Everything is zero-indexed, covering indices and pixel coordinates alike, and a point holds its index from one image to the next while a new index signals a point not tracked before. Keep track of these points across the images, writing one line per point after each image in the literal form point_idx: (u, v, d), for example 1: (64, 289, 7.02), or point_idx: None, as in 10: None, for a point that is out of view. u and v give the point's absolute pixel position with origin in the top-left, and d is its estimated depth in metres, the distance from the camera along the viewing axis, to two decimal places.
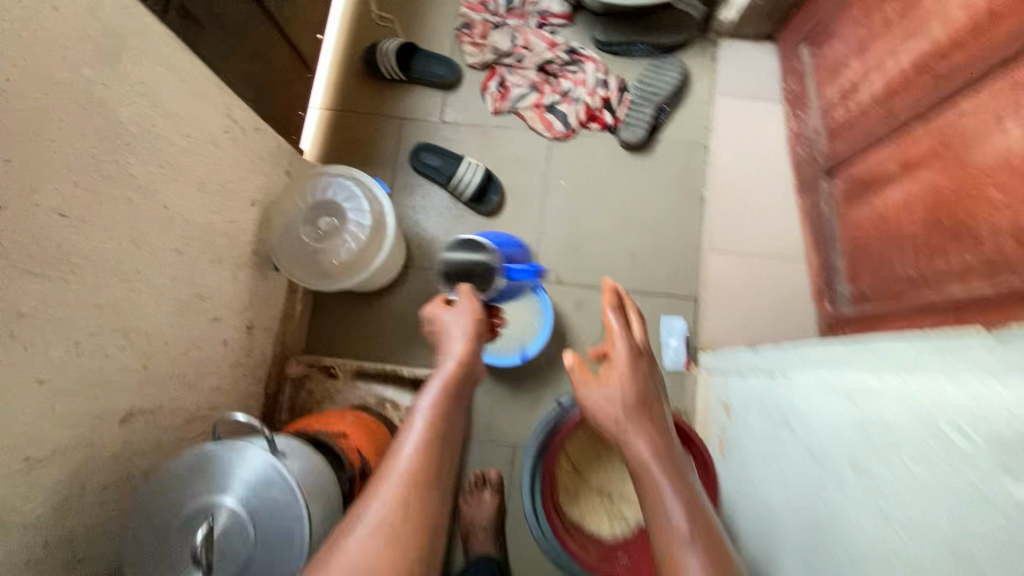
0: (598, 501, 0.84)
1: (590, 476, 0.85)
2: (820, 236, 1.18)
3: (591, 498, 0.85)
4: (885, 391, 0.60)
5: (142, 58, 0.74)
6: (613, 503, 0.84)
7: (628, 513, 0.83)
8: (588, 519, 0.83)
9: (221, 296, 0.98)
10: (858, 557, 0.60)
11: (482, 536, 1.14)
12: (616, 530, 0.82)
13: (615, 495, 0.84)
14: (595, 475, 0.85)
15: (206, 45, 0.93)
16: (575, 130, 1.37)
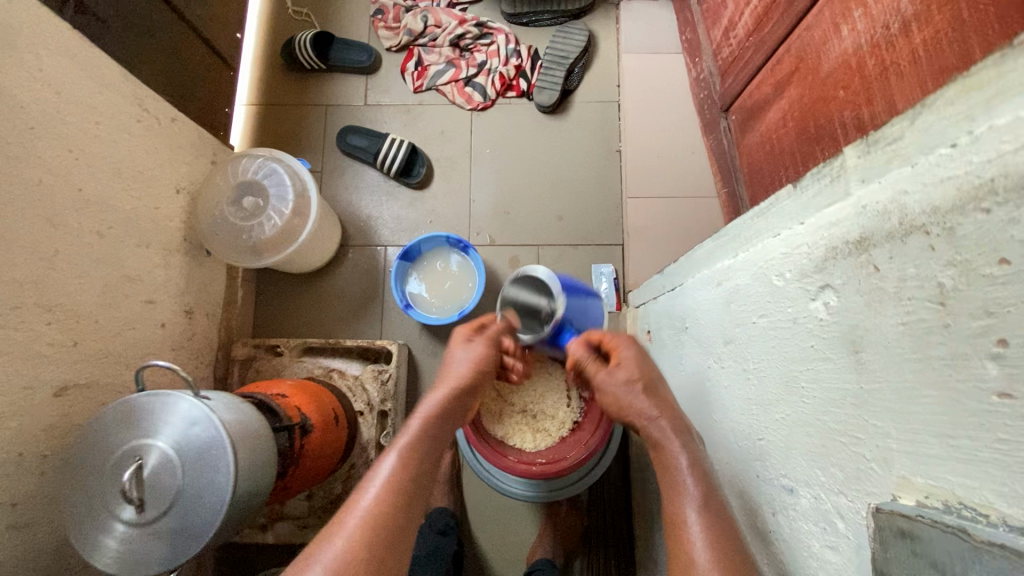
0: (521, 419, 0.91)
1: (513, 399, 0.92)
2: (725, 170, 1.26)
3: (515, 418, 0.91)
4: (736, 266, 0.66)
5: (42, 48, 0.79)
6: (535, 421, 0.91)
7: (548, 428, 0.90)
8: (510, 437, 0.89)
9: (153, 280, 1.02)
10: (736, 417, 0.66)
11: (438, 489, 1.18)
12: (537, 443, 0.89)
13: (537, 413, 0.91)
14: (518, 397, 0.92)
15: (113, 40, 0.97)
16: (494, 99, 1.43)
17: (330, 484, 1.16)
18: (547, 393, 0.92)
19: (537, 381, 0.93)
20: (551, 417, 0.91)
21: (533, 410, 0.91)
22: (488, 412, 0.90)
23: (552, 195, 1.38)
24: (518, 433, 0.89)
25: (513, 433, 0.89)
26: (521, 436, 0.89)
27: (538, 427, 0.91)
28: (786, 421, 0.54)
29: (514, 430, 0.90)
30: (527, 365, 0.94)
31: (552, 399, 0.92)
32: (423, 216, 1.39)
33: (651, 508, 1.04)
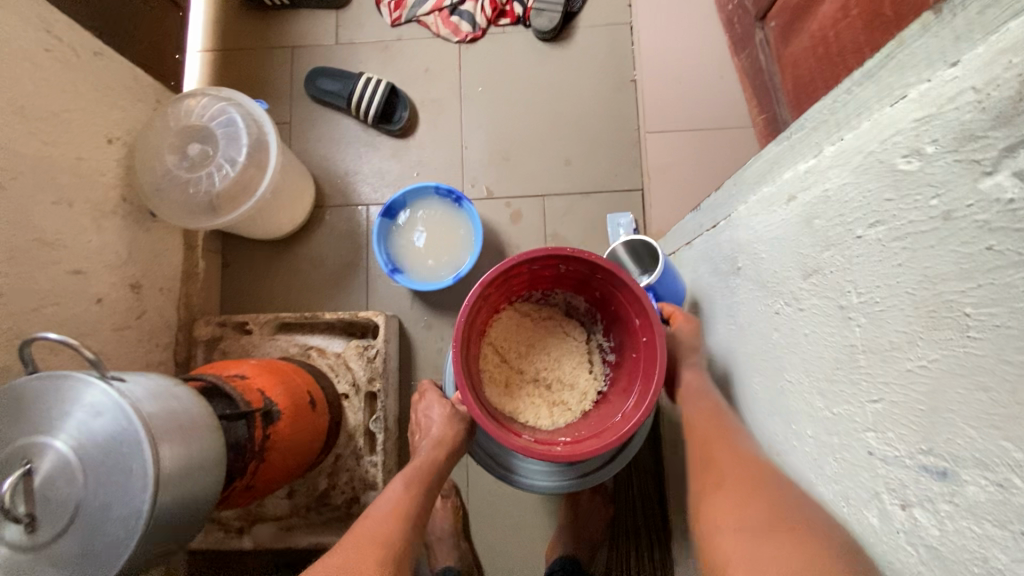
0: (533, 390, 0.73)
1: (524, 366, 0.75)
2: (762, 91, 1.05)
3: (525, 389, 0.73)
4: (825, 163, 0.47)
5: None
6: (551, 393, 0.73)
7: (570, 401, 0.72)
8: (521, 412, 0.70)
9: (81, 246, 0.84)
10: (826, 372, 0.48)
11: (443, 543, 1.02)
12: (558, 420, 0.70)
13: (552, 383, 0.74)
14: (530, 364, 0.75)
15: None
16: (485, 29, 1.22)
17: (313, 478, 0.99)
18: (564, 358, 0.75)
19: (550, 345, 0.76)
20: (571, 388, 0.73)
21: (547, 378, 0.74)
22: (492, 382, 0.71)
23: (557, 136, 1.19)
24: (531, 407, 0.71)
25: (528, 408, 0.70)
26: (535, 410, 0.70)
27: (555, 400, 0.72)
28: (931, 371, 0.36)
29: (528, 404, 0.71)
30: (537, 325, 0.76)
31: (569, 365, 0.75)
32: (408, 168, 1.20)
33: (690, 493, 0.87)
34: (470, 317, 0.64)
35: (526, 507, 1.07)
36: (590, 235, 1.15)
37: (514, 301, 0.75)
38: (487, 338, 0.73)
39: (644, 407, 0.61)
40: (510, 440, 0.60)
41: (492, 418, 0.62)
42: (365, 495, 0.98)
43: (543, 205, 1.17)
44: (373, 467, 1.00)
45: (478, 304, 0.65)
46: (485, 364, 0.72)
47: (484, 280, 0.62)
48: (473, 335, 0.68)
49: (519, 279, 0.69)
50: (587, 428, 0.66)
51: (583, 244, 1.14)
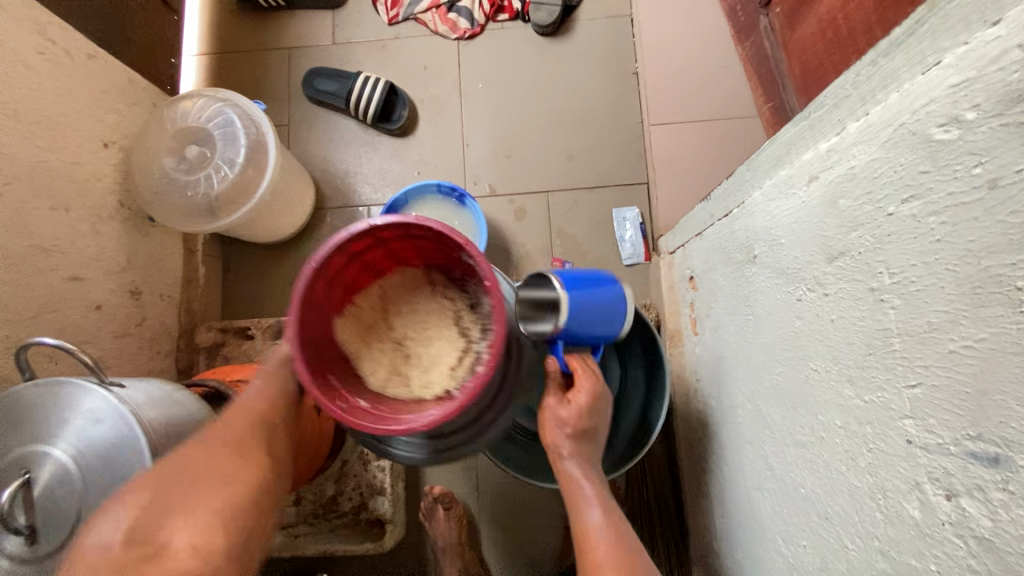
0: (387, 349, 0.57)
1: (395, 323, 0.59)
2: (769, 79, 1.04)
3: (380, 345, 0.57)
4: (851, 140, 0.45)
5: None
6: (406, 363, 0.57)
7: (416, 383, 0.55)
8: (358, 364, 0.56)
9: (78, 252, 0.82)
10: (857, 359, 0.46)
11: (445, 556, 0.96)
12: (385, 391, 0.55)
13: (412, 356, 0.57)
14: (401, 325, 0.58)
15: None
16: (484, 25, 1.21)
17: (320, 485, 0.97)
18: (439, 341, 0.57)
19: (434, 323, 0.59)
20: (421, 375, 0.56)
21: (410, 348, 0.57)
22: (354, 321, 0.57)
23: (559, 130, 1.17)
24: (370, 365, 0.55)
25: (363, 362, 0.55)
26: (371, 367, 0.55)
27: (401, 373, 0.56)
28: (977, 351, 0.34)
29: (370, 364, 0.56)
30: (438, 296, 0.60)
31: (439, 348, 0.57)
32: (409, 167, 1.18)
33: (708, 490, 0.84)
34: (351, 246, 0.53)
35: (539, 510, 1.05)
36: (597, 230, 1.13)
37: (431, 265, 0.61)
38: (382, 280, 0.60)
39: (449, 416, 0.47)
40: (299, 359, 0.49)
41: (306, 333, 0.51)
42: (374, 500, 0.96)
43: (547, 201, 1.15)
44: (381, 472, 0.97)
45: (372, 240, 0.54)
46: (361, 302, 0.59)
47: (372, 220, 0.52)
48: (354, 264, 0.56)
49: (430, 244, 0.57)
50: (401, 406, 0.53)
51: (589, 240, 1.12)
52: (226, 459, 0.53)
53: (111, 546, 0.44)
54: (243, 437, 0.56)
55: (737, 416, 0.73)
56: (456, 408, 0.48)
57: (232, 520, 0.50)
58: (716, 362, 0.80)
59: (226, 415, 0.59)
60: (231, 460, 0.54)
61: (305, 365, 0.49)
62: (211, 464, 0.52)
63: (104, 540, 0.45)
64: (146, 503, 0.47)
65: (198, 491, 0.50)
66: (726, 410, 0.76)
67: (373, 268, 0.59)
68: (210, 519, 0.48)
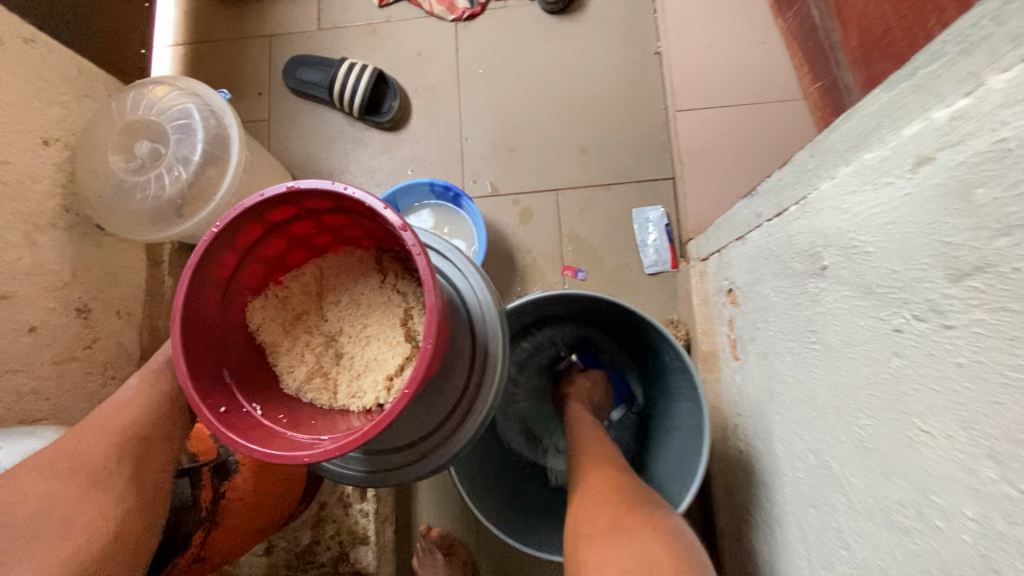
0: (315, 345, 0.50)
1: (329, 315, 0.52)
2: (818, 54, 0.88)
3: (307, 339, 0.50)
4: (996, 99, 0.30)
5: None
6: (332, 365, 0.50)
7: (339, 389, 0.49)
8: (275, 357, 0.50)
9: (7, 265, 0.71)
10: (1009, 430, 0.31)
11: None
12: (304, 393, 0.49)
13: (344, 357, 0.50)
14: (336, 317, 0.51)
15: None
16: (484, 4, 1.07)
17: (294, 530, 0.84)
18: (375, 341, 0.50)
19: (372, 317, 0.51)
20: (346, 381, 0.49)
21: (343, 347, 0.50)
22: (280, 305, 0.51)
23: (570, 120, 1.03)
24: (291, 361, 0.49)
25: (282, 357, 0.50)
26: (292, 364, 0.50)
27: (327, 376, 0.50)
28: None
29: (290, 358, 0.50)
30: (385, 289, 0.52)
31: (370, 348, 0.50)
32: (401, 165, 1.05)
33: (754, 552, 0.69)
34: (270, 213, 0.45)
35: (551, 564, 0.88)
36: (614, 234, 0.98)
37: (382, 251, 0.53)
38: (319, 258, 0.54)
39: (353, 444, 0.40)
40: (183, 357, 0.42)
41: (199, 319, 0.44)
42: (356, 550, 0.82)
43: (556, 202, 1.00)
44: (364, 516, 0.84)
45: (296, 209, 0.46)
46: (291, 282, 0.52)
47: (292, 184, 0.43)
48: (282, 237, 0.49)
49: (370, 222, 0.49)
50: (313, 422, 0.47)
51: (605, 245, 0.98)
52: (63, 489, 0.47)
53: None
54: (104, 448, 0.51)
55: (796, 468, 0.57)
56: (351, 440, 0.40)
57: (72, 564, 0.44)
58: (766, 396, 0.64)
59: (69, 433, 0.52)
60: (74, 490, 0.48)
61: (189, 364, 0.42)
62: (42, 497, 0.46)
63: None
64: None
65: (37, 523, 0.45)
66: (778, 458, 0.61)
67: (309, 243, 0.52)
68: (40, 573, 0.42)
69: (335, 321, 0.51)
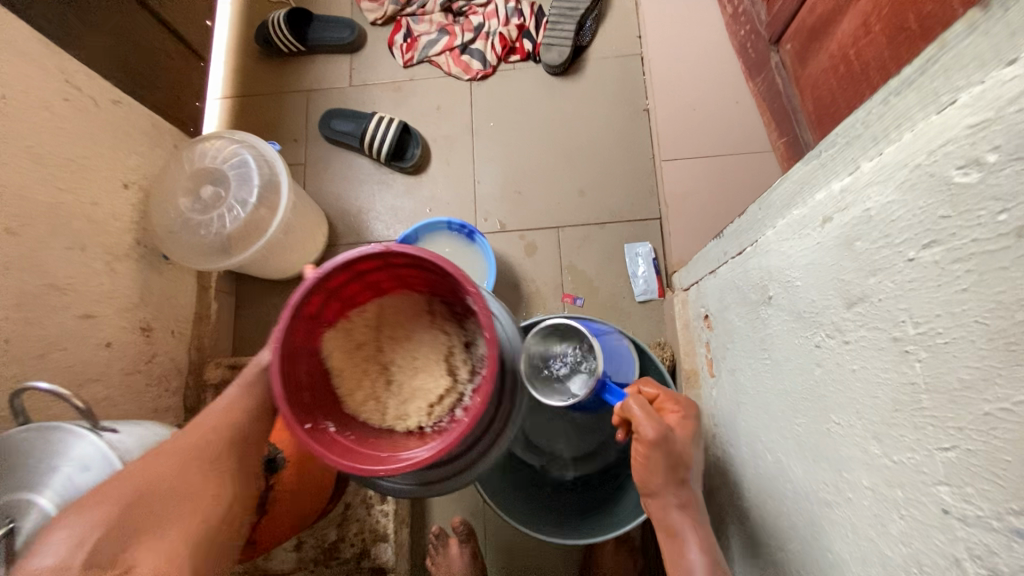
0: (375, 375, 0.63)
1: (387, 350, 0.65)
2: (782, 114, 1.03)
3: (368, 370, 0.63)
4: (865, 179, 0.43)
5: None
6: (388, 391, 0.63)
7: (393, 412, 0.62)
8: (338, 380, 0.62)
9: (91, 290, 0.84)
10: (882, 414, 0.42)
11: None
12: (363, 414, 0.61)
13: (397, 386, 0.63)
14: (393, 352, 0.64)
15: (40, 14, 0.79)
16: (495, 66, 1.23)
17: (322, 528, 0.93)
18: (419, 374, 0.63)
19: (420, 352, 0.64)
20: (395, 405, 0.62)
21: (397, 377, 0.63)
22: (345, 336, 0.64)
23: (570, 167, 1.17)
24: (351, 385, 0.62)
25: (347, 383, 0.62)
26: (355, 389, 0.62)
27: (384, 401, 0.62)
28: (1016, 416, 0.30)
29: (351, 383, 0.62)
30: (431, 330, 0.66)
31: (417, 379, 0.63)
32: (421, 204, 1.19)
33: (727, 545, 0.79)
34: (359, 265, 0.58)
35: (557, 547, 0.98)
36: (607, 267, 1.11)
37: (433, 298, 0.66)
38: (381, 299, 0.66)
39: (417, 464, 0.51)
40: (280, 378, 0.53)
41: (290, 348, 0.56)
42: (377, 546, 0.92)
43: (558, 238, 1.13)
44: (384, 517, 0.94)
45: (380, 262, 0.59)
46: (356, 317, 0.65)
47: (388, 245, 0.56)
48: (360, 281, 0.62)
49: (433, 277, 0.62)
50: (373, 441, 0.58)
51: (600, 276, 1.10)
52: (190, 478, 0.54)
53: (67, 570, 0.43)
54: (217, 451, 0.56)
55: (757, 466, 0.68)
56: (424, 457, 0.52)
57: (192, 546, 0.51)
58: (734, 407, 0.75)
59: (187, 427, 0.58)
60: (197, 477, 0.54)
61: (283, 386, 0.54)
62: (176, 480, 0.53)
63: (51, 563, 0.44)
64: (106, 522, 0.47)
65: (163, 516, 0.50)
66: (745, 459, 0.72)
67: (375, 287, 0.65)
68: (172, 550, 0.49)
69: (392, 355, 0.64)
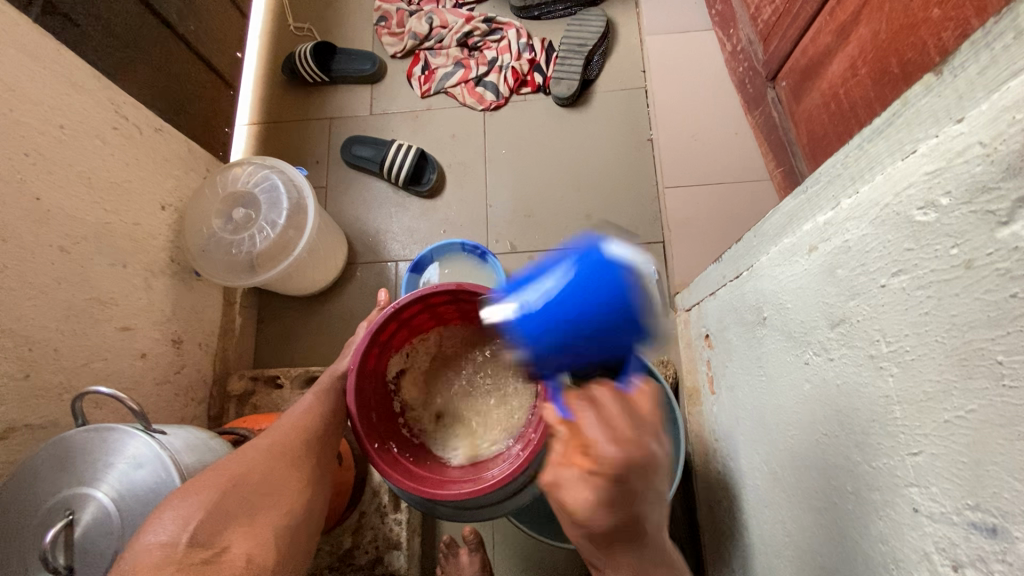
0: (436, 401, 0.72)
1: (446, 375, 0.73)
2: (779, 146, 1.09)
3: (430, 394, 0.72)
4: (844, 215, 0.49)
5: (7, 47, 0.71)
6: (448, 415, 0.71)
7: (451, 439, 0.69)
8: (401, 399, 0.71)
9: (130, 303, 0.90)
10: (863, 425, 0.46)
11: None
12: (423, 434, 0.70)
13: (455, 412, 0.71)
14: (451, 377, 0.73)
15: (95, 51, 0.87)
16: (508, 97, 1.30)
17: (337, 536, 0.97)
18: (473, 403, 0.71)
19: (471, 381, 0.72)
20: (448, 429, 0.70)
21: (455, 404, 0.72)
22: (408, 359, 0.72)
23: (578, 193, 1.23)
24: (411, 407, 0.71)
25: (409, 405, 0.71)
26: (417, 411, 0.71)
27: (444, 426, 0.71)
28: (969, 423, 0.35)
29: (413, 402, 0.72)
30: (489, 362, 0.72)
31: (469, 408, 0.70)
32: (436, 226, 1.25)
33: (728, 556, 0.82)
34: (432, 299, 0.66)
35: (563, 559, 1.02)
36: None
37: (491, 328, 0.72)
38: (442, 328, 0.73)
39: (472, 493, 0.58)
40: (355, 398, 0.62)
41: (363, 370, 0.64)
42: (389, 554, 0.95)
43: None
44: (398, 525, 0.98)
45: (449, 297, 0.66)
46: (419, 343, 0.73)
47: (462, 284, 0.64)
48: (426, 312, 0.69)
49: None
50: (427, 464, 0.64)
51: None
52: (280, 471, 0.58)
53: (175, 547, 0.47)
54: (295, 448, 0.61)
55: (754, 477, 0.72)
56: (482, 487, 0.58)
57: (282, 535, 0.54)
58: (733, 423, 0.80)
59: (268, 430, 0.63)
60: (284, 470, 0.58)
61: (358, 403, 0.62)
62: (266, 472, 0.57)
63: (163, 539, 0.47)
64: (209, 505, 0.50)
65: (252, 505, 0.53)
66: (743, 471, 0.76)
67: (440, 317, 0.72)
68: (263, 534, 0.52)
69: (450, 381, 0.73)
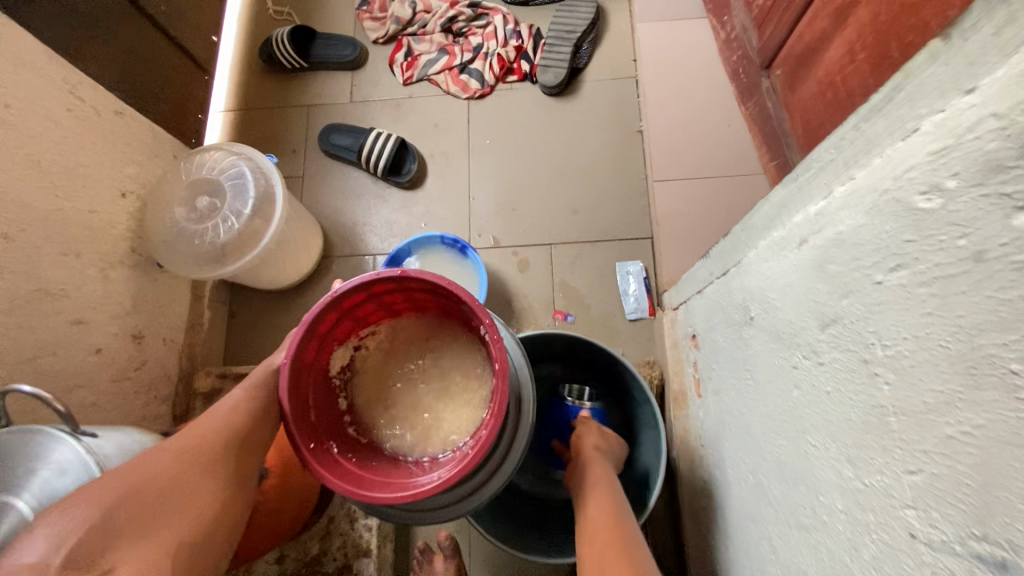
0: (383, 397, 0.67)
1: (396, 370, 0.68)
2: (772, 138, 1.04)
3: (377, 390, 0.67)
4: (837, 204, 0.44)
5: None
6: (397, 412, 0.66)
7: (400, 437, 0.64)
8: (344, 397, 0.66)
9: (84, 295, 0.84)
10: (855, 436, 0.42)
11: None
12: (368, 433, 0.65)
13: (404, 409, 0.66)
14: (401, 371, 0.68)
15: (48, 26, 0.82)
16: (493, 85, 1.25)
17: (304, 542, 0.93)
18: (422, 398, 0.66)
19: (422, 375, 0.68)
20: (398, 427, 0.65)
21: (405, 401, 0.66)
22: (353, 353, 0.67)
23: (564, 185, 1.18)
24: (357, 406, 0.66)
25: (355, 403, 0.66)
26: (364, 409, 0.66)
27: (392, 424, 0.65)
28: (977, 439, 0.31)
29: (363, 398, 0.67)
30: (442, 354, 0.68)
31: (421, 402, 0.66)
32: (416, 218, 1.20)
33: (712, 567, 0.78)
34: (375, 287, 0.61)
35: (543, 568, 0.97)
36: (599, 284, 1.11)
37: (444, 319, 0.68)
38: (392, 320, 0.69)
39: (412, 496, 0.53)
40: (287, 395, 0.57)
41: (300, 365, 0.59)
42: (359, 562, 0.91)
43: (550, 254, 1.14)
44: (368, 531, 0.93)
45: (395, 285, 0.62)
46: (367, 336, 0.68)
47: (406, 270, 0.59)
48: (372, 302, 0.64)
49: (443, 301, 0.64)
50: (370, 464, 0.60)
51: (592, 292, 1.11)
52: (186, 478, 0.53)
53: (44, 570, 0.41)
54: (212, 453, 0.56)
55: (740, 486, 0.67)
56: (423, 488, 0.53)
57: (186, 548, 0.50)
58: (720, 427, 0.75)
59: (184, 431, 0.58)
60: (195, 476, 0.54)
61: (291, 402, 0.57)
62: (172, 480, 0.52)
63: (30, 560, 0.41)
64: (91, 521, 0.45)
65: (149, 518, 0.49)
66: (729, 479, 0.71)
67: (389, 308, 0.67)
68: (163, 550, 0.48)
69: (399, 376, 0.68)
